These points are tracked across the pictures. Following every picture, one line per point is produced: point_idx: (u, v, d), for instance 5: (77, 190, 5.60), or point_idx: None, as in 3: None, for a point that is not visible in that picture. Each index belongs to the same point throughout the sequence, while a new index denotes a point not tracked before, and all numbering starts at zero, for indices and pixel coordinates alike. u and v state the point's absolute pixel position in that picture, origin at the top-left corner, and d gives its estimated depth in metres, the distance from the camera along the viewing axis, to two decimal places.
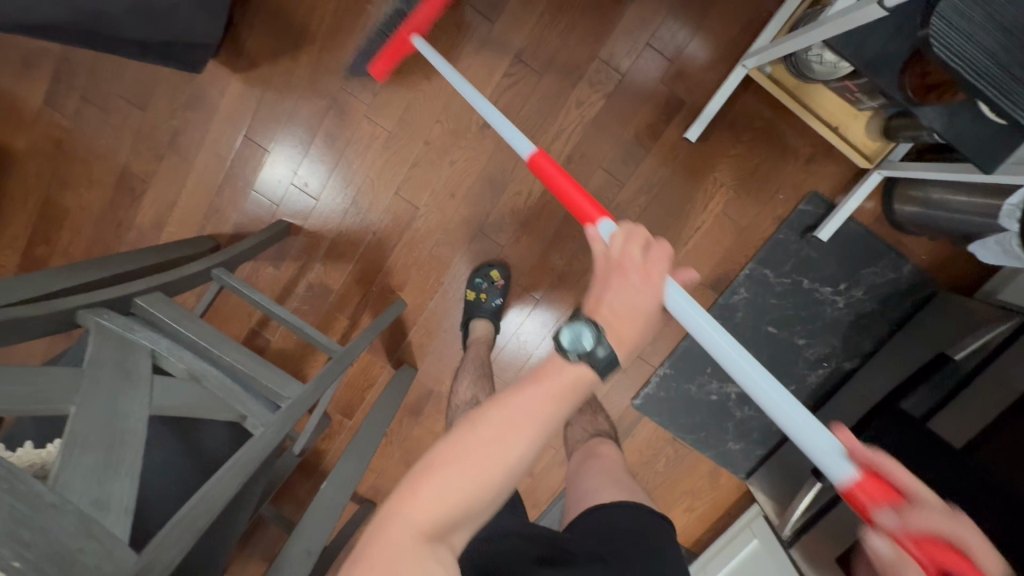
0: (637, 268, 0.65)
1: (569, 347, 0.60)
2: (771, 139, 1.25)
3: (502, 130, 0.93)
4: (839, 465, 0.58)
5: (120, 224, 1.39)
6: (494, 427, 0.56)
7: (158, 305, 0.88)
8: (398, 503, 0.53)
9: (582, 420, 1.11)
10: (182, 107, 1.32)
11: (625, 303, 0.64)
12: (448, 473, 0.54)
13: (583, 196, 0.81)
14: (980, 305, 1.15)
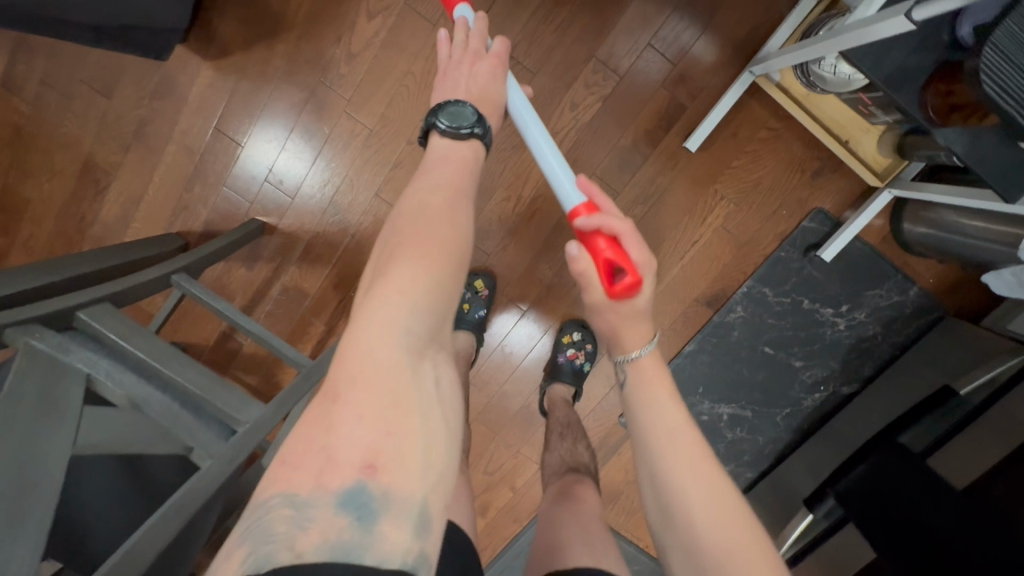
0: (483, 60, 0.73)
1: (445, 125, 0.65)
2: (777, 150, 1.18)
3: None
4: (569, 192, 0.68)
5: (83, 217, 1.31)
6: (420, 231, 0.53)
7: (104, 320, 0.80)
8: (358, 325, 0.47)
9: (563, 449, 1.08)
10: (150, 94, 1.23)
11: (475, 86, 0.71)
12: (403, 280, 0.49)
13: None
14: (991, 337, 1.08)
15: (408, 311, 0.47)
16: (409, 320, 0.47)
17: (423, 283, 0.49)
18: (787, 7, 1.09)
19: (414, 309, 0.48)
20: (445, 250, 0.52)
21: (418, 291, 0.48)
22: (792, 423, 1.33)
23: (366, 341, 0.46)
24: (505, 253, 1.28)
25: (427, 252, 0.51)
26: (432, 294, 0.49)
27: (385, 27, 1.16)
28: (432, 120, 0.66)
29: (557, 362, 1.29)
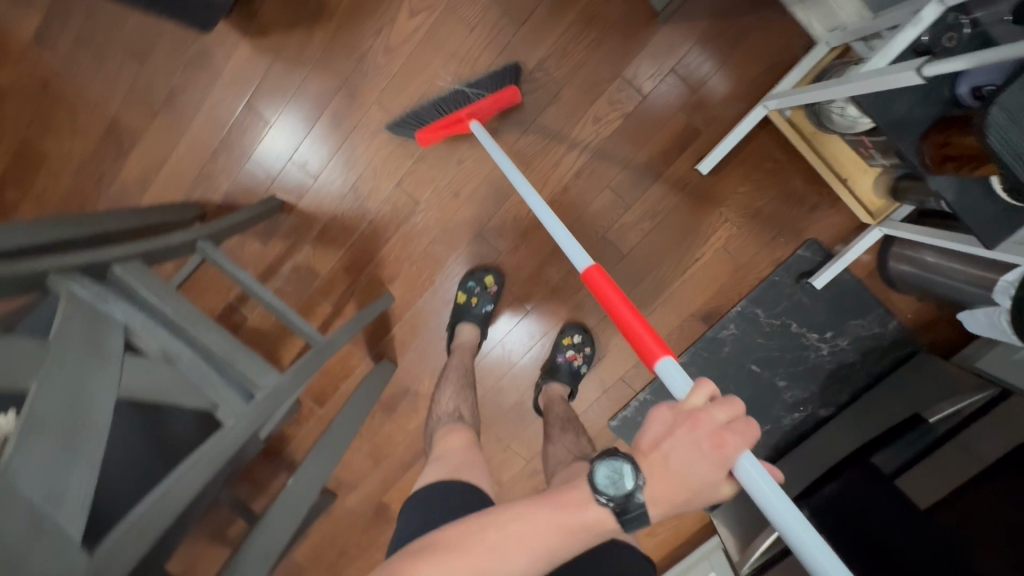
0: (709, 428, 0.62)
1: (603, 486, 0.64)
2: (780, 181, 1.25)
3: (558, 234, 0.89)
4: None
5: (102, 177, 1.31)
6: (505, 527, 0.64)
7: (138, 276, 0.83)
8: (387, 571, 0.61)
9: (567, 441, 1.13)
10: (183, 64, 1.25)
11: (682, 461, 0.62)
12: (438, 561, 0.61)
13: (650, 332, 0.74)
14: (960, 373, 1.17)
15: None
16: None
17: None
18: (802, 49, 1.18)
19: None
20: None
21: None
22: (770, 439, 1.41)
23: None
24: (516, 253, 1.33)
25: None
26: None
27: (424, 26, 1.20)
28: (592, 474, 0.66)
29: (555, 362, 1.33)
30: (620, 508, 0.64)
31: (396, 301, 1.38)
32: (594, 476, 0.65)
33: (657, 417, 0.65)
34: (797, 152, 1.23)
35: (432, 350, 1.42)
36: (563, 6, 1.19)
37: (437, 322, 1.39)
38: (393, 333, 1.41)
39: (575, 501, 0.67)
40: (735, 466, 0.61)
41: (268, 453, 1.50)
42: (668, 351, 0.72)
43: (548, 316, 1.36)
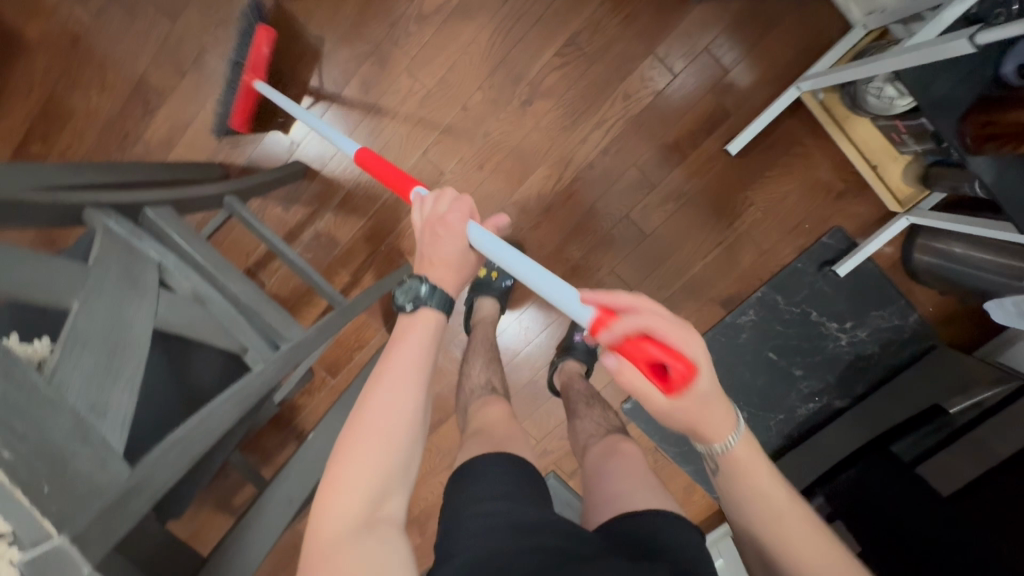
0: (455, 216, 0.70)
1: (402, 301, 0.65)
2: (808, 167, 1.25)
3: (335, 139, 1.00)
4: (577, 311, 0.59)
5: (127, 135, 1.31)
6: (373, 392, 0.57)
7: (169, 221, 0.83)
8: (320, 505, 0.52)
9: (595, 415, 1.12)
10: (215, 24, 1.25)
11: (443, 253, 0.70)
12: (347, 462, 0.53)
13: (396, 175, 0.87)
14: (974, 365, 1.18)
15: (348, 488, 0.52)
16: (345, 503, 0.51)
17: (381, 456, 0.54)
18: (836, 34, 1.17)
19: (358, 498, 0.51)
20: (394, 441, 0.55)
21: (365, 470, 0.52)
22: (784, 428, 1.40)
23: (332, 501, 0.51)
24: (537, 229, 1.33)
25: (375, 442, 0.54)
26: (373, 473, 0.53)
27: None
28: (392, 302, 0.66)
29: (573, 341, 1.34)
30: (427, 307, 0.65)
31: None
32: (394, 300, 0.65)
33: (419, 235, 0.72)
34: (825, 139, 1.23)
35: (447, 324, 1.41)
36: None
37: (454, 296, 1.39)
38: None
39: (402, 345, 0.62)
40: (470, 238, 0.70)
41: (277, 422, 1.49)
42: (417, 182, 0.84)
43: None
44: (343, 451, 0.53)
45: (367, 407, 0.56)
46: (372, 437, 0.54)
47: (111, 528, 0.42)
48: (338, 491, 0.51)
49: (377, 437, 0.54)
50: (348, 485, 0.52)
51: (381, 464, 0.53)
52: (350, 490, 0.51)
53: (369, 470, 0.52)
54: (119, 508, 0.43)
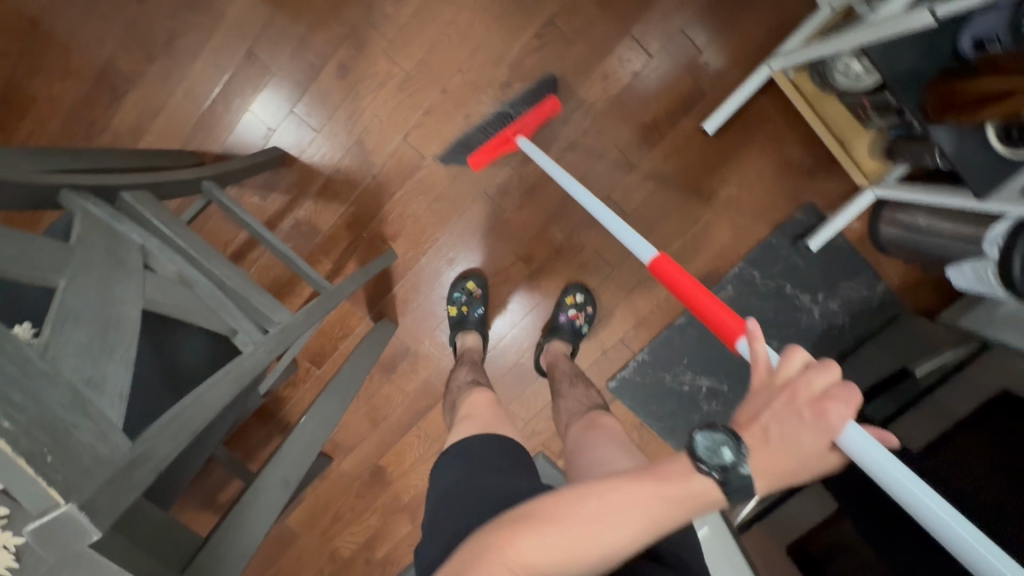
0: (804, 394, 0.56)
1: (703, 455, 0.55)
2: (780, 145, 1.29)
3: (620, 232, 0.89)
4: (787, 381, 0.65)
5: (93, 123, 1.26)
6: (606, 500, 0.52)
7: (148, 205, 0.81)
8: (495, 546, 0.50)
9: (578, 394, 1.14)
10: (184, 7, 1.21)
11: (785, 438, 0.55)
12: (546, 533, 0.50)
13: (723, 310, 0.71)
14: (936, 330, 1.27)
15: (537, 569, 0.49)
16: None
17: (570, 568, 0.50)
18: (804, 15, 1.21)
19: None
20: (603, 559, 0.51)
21: (556, 562, 0.49)
22: None
23: (520, 557, 0.49)
24: (520, 212, 1.34)
25: (584, 546, 0.50)
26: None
27: None
28: (692, 444, 0.56)
29: (558, 322, 1.34)
30: (722, 480, 0.54)
31: (399, 259, 1.37)
32: (693, 445, 0.55)
33: (749, 394, 0.59)
34: (796, 118, 1.27)
35: (433, 310, 1.41)
36: None
37: (440, 281, 1.39)
38: (394, 292, 1.40)
39: (673, 470, 0.56)
40: (842, 438, 0.55)
41: (261, 414, 1.47)
42: (744, 327, 0.69)
43: (552, 276, 1.38)
44: (557, 531, 0.50)
45: (599, 502, 0.52)
46: (584, 541, 0.50)
47: (117, 497, 0.40)
48: (518, 551, 0.49)
49: (592, 549, 0.50)
50: (536, 572, 0.49)
51: (569, 569, 0.50)
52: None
53: (561, 560, 0.49)
54: (123, 477, 0.41)
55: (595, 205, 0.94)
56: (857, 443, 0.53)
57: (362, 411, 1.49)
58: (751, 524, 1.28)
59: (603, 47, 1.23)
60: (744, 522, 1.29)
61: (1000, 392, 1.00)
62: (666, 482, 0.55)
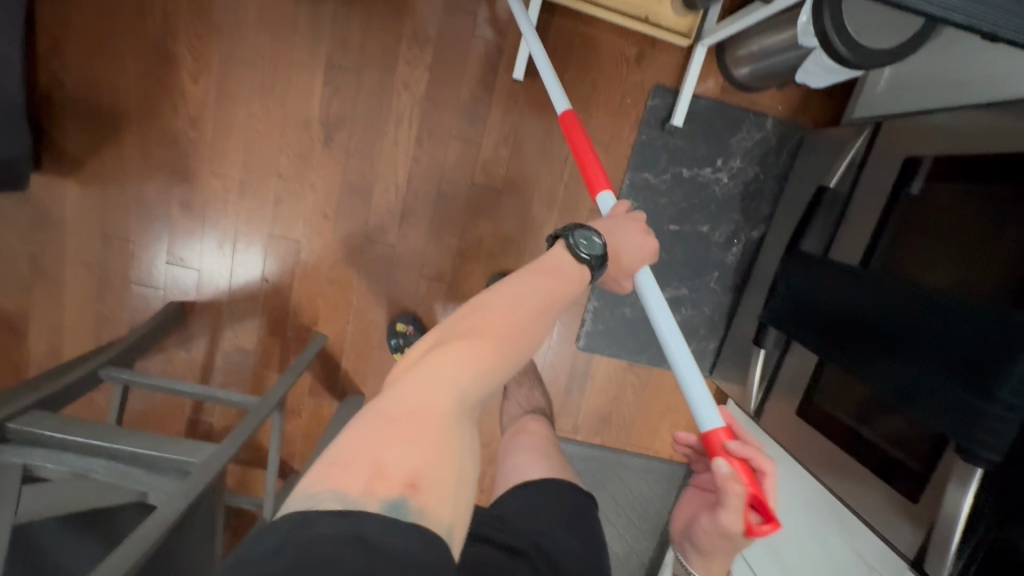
0: (639, 225, 0.81)
1: (576, 245, 0.70)
2: (598, 51, 1.27)
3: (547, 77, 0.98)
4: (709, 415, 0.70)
5: (18, 366, 1.35)
6: (512, 313, 0.59)
7: (35, 421, 0.85)
8: (424, 377, 0.51)
9: (520, 396, 1.10)
10: (30, 231, 1.28)
11: (624, 241, 0.77)
12: (465, 353, 0.53)
13: (597, 165, 0.89)
14: (839, 131, 1.20)
15: (473, 369, 0.52)
16: (464, 382, 0.52)
17: (492, 374, 0.54)
18: None
19: (471, 381, 0.52)
20: (516, 354, 0.57)
21: (486, 370, 0.53)
22: (724, 282, 1.42)
23: (451, 374, 0.51)
24: (408, 239, 1.35)
25: (503, 343, 0.56)
26: (489, 374, 0.54)
27: (211, 84, 1.22)
28: (569, 237, 0.71)
29: None
30: (583, 260, 0.69)
31: (330, 337, 1.40)
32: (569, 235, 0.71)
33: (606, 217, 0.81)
34: (596, 20, 1.25)
35: (387, 364, 1.43)
36: (318, 0, 1.20)
37: (377, 337, 1.41)
38: (344, 367, 1.42)
39: (560, 269, 0.67)
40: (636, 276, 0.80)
41: None
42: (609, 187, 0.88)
43: (469, 278, 1.38)
44: (470, 342, 0.54)
45: (500, 315, 0.57)
46: (502, 335, 0.56)
47: None
48: (448, 372, 0.51)
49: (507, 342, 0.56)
50: (475, 369, 0.52)
51: (496, 371, 0.54)
52: (465, 371, 0.52)
53: (487, 368, 0.53)
54: None
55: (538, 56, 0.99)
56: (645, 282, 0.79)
57: None
58: (763, 406, 1.22)
59: (389, 59, 1.23)
60: (756, 408, 1.23)
61: (934, 160, 0.93)
62: (554, 279, 0.65)
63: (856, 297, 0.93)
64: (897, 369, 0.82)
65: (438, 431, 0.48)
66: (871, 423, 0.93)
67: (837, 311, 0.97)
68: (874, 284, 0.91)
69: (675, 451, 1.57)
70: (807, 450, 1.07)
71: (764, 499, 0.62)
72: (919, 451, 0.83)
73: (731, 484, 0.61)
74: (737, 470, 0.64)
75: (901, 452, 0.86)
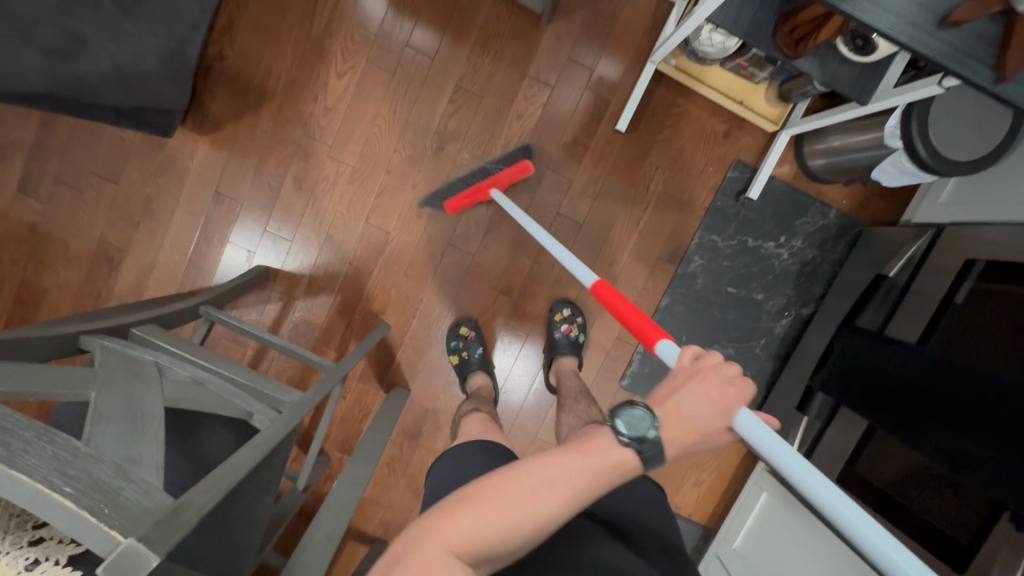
0: (714, 378, 0.63)
1: (625, 430, 0.59)
2: (692, 121, 1.42)
3: (569, 264, 1.03)
4: (914, 569, 0.48)
5: (100, 294, 1.42)
6: (537, 472, 0.56)
7: (154, 333, 0.92)
8: (433, 524, 0.53)
9: (578, 410, 1.24)
10: (153, 175, 1.40)
11: (694, 408, 0.62)
12: (472, 509, 0.53)
13: (644, 319, 0.82)
14: (898, 231, 1.31)
15: (496, 531, 0.53)
16: (462, 546, 0.52)
17: (500, 535, 0.53)
18: (665, 13, 1.39)
19: (471, 541, 0.52)
20: (529, 525, 0.54)
21: (490, 539, 0.52)
22: (770, 350, 1.50)
23: (454, 532, 0.52)
24: (487, 251, 1.45)
25: (532, 515, 0.54)
26: (501, 540, 0.53)
27: (351, 83, 1.38)
28: (613, 417, 0.60)
29: (554, 339, 1.43)
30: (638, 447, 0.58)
31: (393, 328, 1.47)
32: (615, 423, 0.59)
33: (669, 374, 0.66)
34: (693, 95, 1.42)
35: (439, 365, 1.49)
36: (461, 34, 1.38)
37: (436, 337, 1.48)
38: (398, 360, 1.48)
39: (594, 446, 0.60)
40: (737, 424, 0.61)
41: (310, 516, 1.48)
42: (665, 335, 0.79)
43: (534, 299, 1.47)
44: (476, 502, 0.54)
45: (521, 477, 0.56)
46: (516, 503, 0.54)
47: (167, 532, 0.46)
48: (455, 529, 0.52)
49: (520, 508, 0.54)
50: (480, 530, 0.52)
51: (515, 538, 0.53)
52: (469, 538, 0.52)
53: (495, 532, 0.53)
54: (168, 521, 0.48)
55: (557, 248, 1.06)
56: (751, 429, 0.59)
57: (402, 484, 1.51)
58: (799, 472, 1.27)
59: (509, 91, 1.40)
60: None
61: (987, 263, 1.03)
62: (591, 453, 0.59)
63: (906, 373, 1.01)
64: (946, 436, 0.89)
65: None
66: (917, 496, 0.98)
67: (886, 384, 1.04)
68: (929, 357, 0.99)
69: (694, 510, 1.58)
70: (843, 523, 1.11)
71: None
72: (969, 525, 0.88)
73: None
74: None
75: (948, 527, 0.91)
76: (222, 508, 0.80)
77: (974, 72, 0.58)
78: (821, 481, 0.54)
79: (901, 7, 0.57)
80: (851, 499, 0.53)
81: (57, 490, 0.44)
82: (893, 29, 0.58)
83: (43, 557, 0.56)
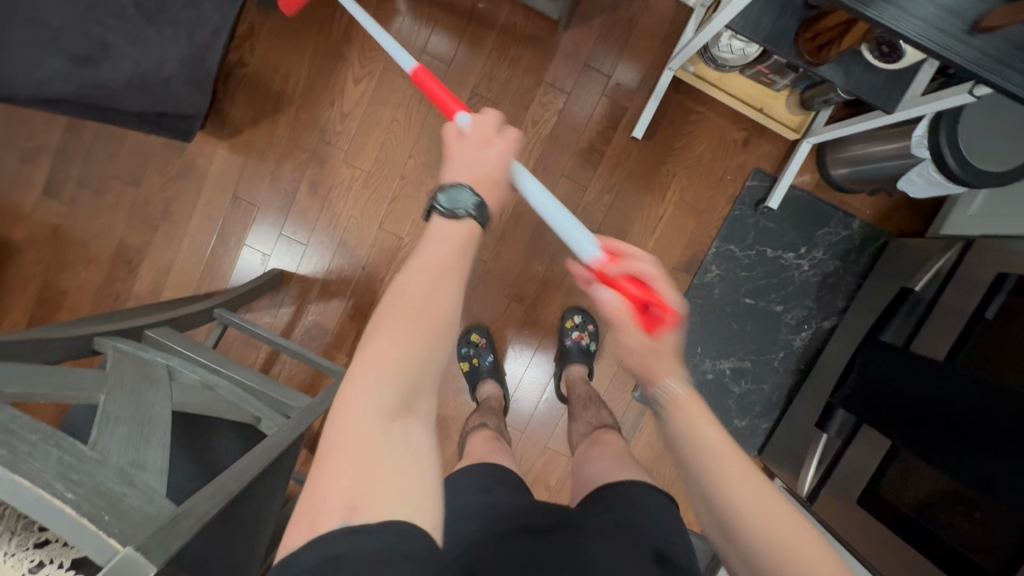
0: (495, 144, 0.67)
1: (449, 208, 0.59)
2: (710, 128, 1.40)
3: (385, 44, 0.85)
4: (586, 245, 0.67)
5: (118, 295, 1.44)
6: (410, 292, 0.54)
7: (168, 335, 0.93)
8: (343, 392, 0.50)
9: (588, 418, 1.22)
10: (173, 178, 1.42)
11: (479, 170, 0.65)
12: (370, 355, 0.51)
13: (449, 94, 0.75)
14: (925, 243, 1.27)
15: (382, 380, 0.50)
16: (379, 392, 0.49)
17: (406, 351, 0.51)
18: (685, 19, 1.37)
19: (386, 385, 0.50)
20: (432, 333, 0.52)
21: (400, 364, 0.50)
22: (789, 364, 1.46)
23: (360, 386, 0.50)
24: (499, 258, 1.44)
25: (409, 335, 0.51)
26: (411, 364, 0.51)
27: (368, 89, 1.39)
28: (433, 204, 0.60)
29: (565, 347, 1.41)
30: (461, 221, 0.59)
31: None
32: (437, 203, 0.60)
33: (449, 146, 0.68)
34: (712, 102, 1.39)
35: (450, 372, 1.48)
36: (477, 40, 1.38)
37: None
38: None
39: (434, 234, 0.59)
40: (516, 180, 0.70)
41: None
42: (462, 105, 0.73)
43: (546, 307, 1.46)
44: (368, 345, 0.51)
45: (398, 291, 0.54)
46: (410, 320, 0.52)
47: (168, 539, 0.46)
48: (357, 379, 0.50)
49: (411, 325, 0.52)
50: (387, 369, 0.50)
51: (415, 362, 0.51)
52: (380, 383, 0.50)
53: (400, 359, 0.50)
54: (169, 528, 0.47)
55: (376, 28, 0.87)
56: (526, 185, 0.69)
57: None
58: (818, 490, 1.23)
59: (524, 98, 1.39)
60: (810, 493, 1.25)
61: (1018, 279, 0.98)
62: (433, 244, 0.58)
63: (932, 390, 0.97)
64: (981, 469, 0.84)
65: (364, 454, 0.47)
66: (945, 526, 0.92)
67: (911, 402, 1.00)
68: (964, 381, 0.93)
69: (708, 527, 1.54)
70: (867, 543, 1.08)
71: (655, 297, 0.63)
72: (996, 550, 0.84)
73: (611, 303, 0.64)
74: (625, 287, 0.64)
75: (974, 553, 0.86)
76: (226, 511, 0.81)
77: (1005, 78, 0.55)
78: (576, 229, 0.68)
79: (929, 12, 0.55)
80: (576, 220, 0.69)
81: (59, 495, 0.44)
82: (920, 35, 0.55)
83: (46, 561, 0.57)
